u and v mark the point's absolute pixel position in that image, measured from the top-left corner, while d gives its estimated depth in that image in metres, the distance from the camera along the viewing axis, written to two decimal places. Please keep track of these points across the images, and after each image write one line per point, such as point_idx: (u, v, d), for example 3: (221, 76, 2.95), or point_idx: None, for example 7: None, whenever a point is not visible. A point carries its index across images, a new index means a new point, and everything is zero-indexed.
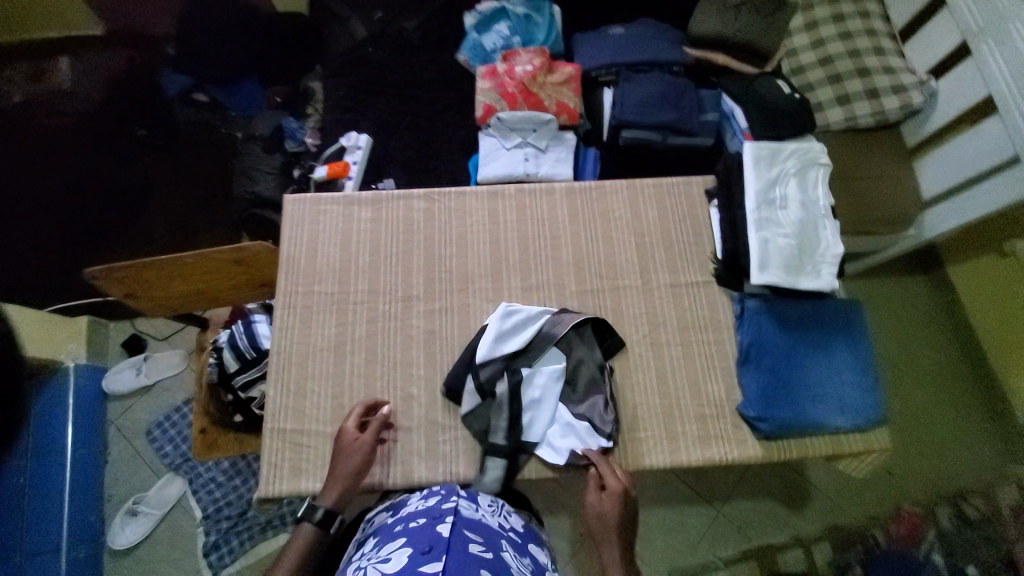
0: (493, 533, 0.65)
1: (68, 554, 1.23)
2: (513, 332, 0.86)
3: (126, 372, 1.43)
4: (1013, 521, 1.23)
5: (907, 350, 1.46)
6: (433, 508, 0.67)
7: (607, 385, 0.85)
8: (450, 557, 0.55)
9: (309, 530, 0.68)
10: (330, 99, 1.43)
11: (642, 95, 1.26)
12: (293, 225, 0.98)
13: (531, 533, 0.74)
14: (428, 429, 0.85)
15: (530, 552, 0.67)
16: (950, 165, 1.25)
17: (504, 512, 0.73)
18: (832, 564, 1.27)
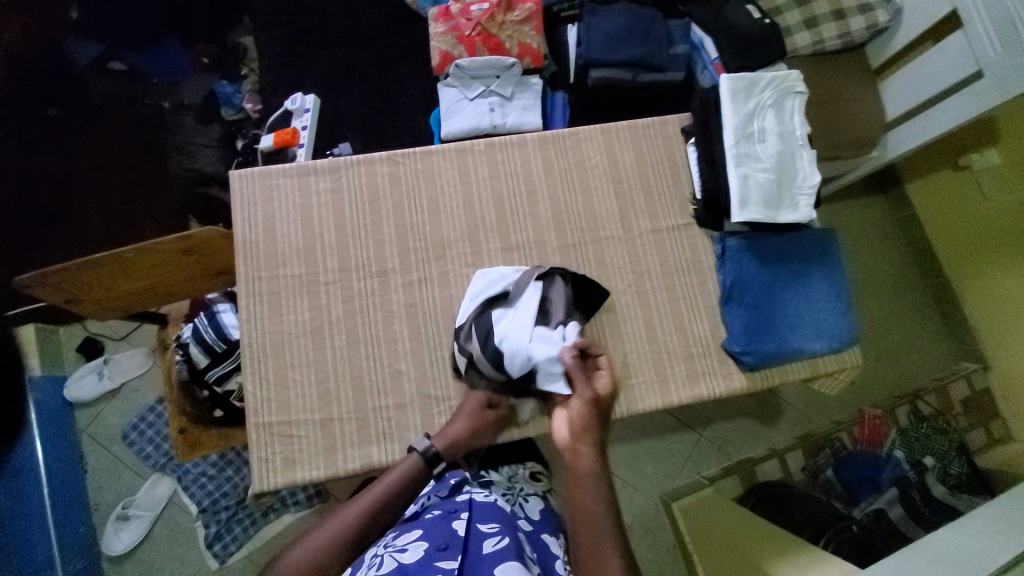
0: (508, 519, 0.68)
1: (63, 567, 1.17)
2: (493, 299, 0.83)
3: (88, 377, 1.35)
4: (960, 412, 1.37)
5: (868, 267, 1.54)
6: (449, 501, 0.69)
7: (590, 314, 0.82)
8: (468, 558, 0.58)
9: (410, 466, 0.72)
10: (265, 57, 1.28)
11: (608, 30, 1.18)
12: (244, 204, 0.89)
13: (546, 515, 0.77)
14: (421, 404, 0.83)
15: (543, 541, 0.70)
16: (913, 85, 1.26)
17: (518, 502, 0.77)
18: (805, 471, 1.36)
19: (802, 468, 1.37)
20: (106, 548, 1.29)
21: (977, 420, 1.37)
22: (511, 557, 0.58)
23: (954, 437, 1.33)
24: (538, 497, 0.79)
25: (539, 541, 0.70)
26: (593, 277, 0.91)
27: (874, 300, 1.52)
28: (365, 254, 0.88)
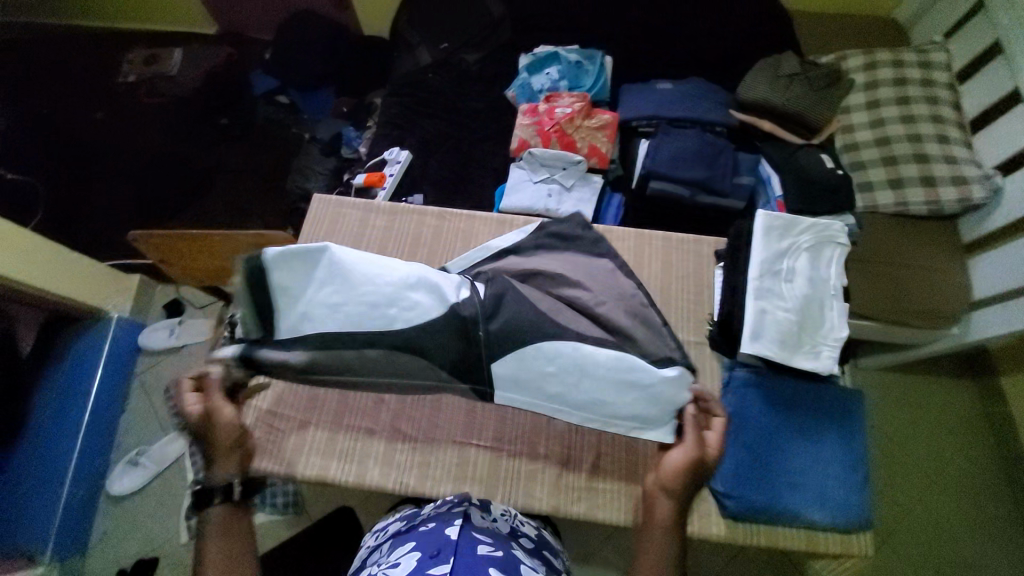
0: (502, 535, 0.71)
1: (70, 488, 1.33)
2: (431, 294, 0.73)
3: (161, 331, 1.57)
4: None
5: (939, 459, 1.35)
6: (444, 512, 0.74)
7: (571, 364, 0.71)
8: (458, 559, 0.61)
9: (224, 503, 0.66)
10: (384, 115, 1.55)
11: (675, 151, 1.27)
12: (314, 221, 1.06)
13: (544, 542, 0.79)
14: (390, 436, 0.87)
15: (544, 556, 0.73)
16: (1007, 268, 1.16)
17: (516, 522, 0.79)
18: None
19: None
20: (109, 486, 1.41)
21: None
22: (500, 564, 0.62)
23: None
24: (533, 526, 0.81)
25: (541, 556, 0.72)
26: None
27: (940, 499, 1.32)
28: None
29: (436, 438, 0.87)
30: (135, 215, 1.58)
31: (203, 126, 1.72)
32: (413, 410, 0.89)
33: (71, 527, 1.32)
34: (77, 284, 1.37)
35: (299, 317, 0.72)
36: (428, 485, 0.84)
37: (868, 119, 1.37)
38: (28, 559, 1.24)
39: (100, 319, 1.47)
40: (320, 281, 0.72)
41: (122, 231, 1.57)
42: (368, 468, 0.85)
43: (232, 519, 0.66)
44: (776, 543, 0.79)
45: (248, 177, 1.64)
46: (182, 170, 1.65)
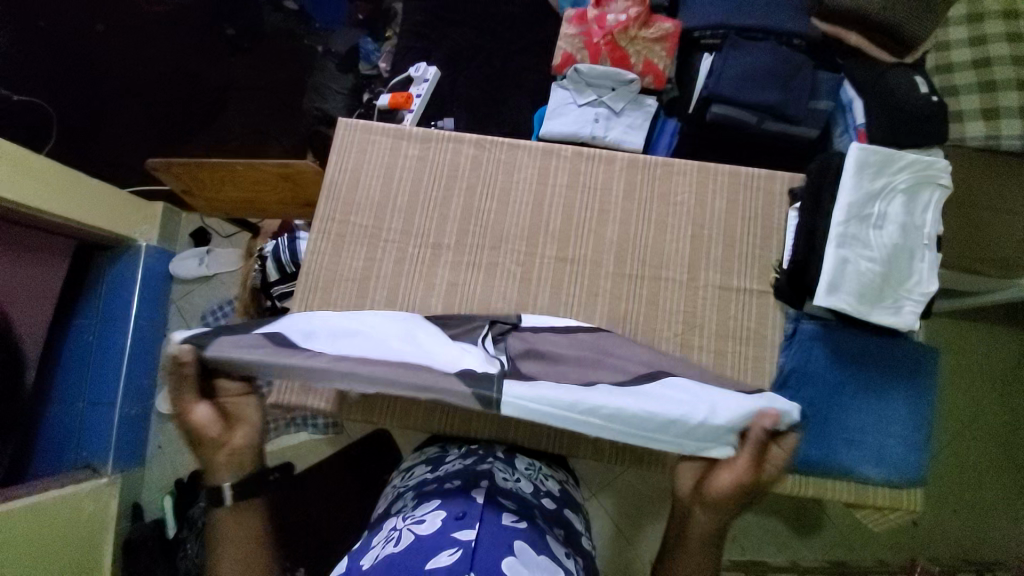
0: (526, 501, 0.71)
1: (122, 409, 1.39)
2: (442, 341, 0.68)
3: (190, 260, 1.56)
4: None
5: (982, 408, 1.34)
6: (468, 472, 0.73)
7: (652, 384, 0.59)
8: (483, 526, 0.61)
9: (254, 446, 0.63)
10: (407, 22, 1.37)
11: (744, 68, 1.10)
12: (342, 148, 0.97)
13: (567, 499, 0.80)
14: None
15: (566, 518, 0.74)
16: None
17: (541, 478, 0.80)
18: None
19: None
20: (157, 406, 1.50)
21: None
22: (523, 538, 0.62)
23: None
24: (557, 481, 0.83)
25: (561, 516, 0.73)
26: (639, 312, 0.87)
27: (976, 448, 1.32)
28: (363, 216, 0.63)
29: None
30: (150, 140, 1.50)
31: (206, 36, 1.55)
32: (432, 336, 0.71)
33: (127, 442, 1.41)
34: (101, 210, 1.34)
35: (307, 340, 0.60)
36: (474, 425, 0.86)
37: (968, 35, 1.16)
38: (93, 470, 1.34)
39: (130, 247, 1.46)
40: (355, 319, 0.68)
41: (137, 155, 1.49)
42: (413, 409, 0.88)
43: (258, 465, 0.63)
44: (825, 496, 0.79)
45: (266, 100, 1.54)
46: (191, 87, 1.52)
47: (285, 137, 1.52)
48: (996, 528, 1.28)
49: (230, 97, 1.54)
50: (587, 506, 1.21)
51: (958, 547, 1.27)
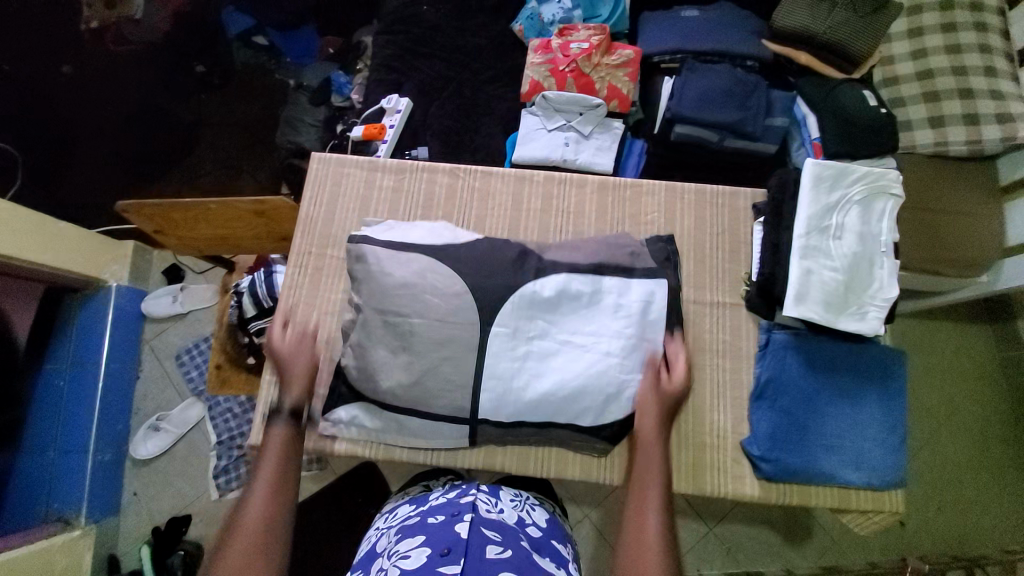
0: (511, 528, 0.71)
1: (95, 456, 1.35)
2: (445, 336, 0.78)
3: (163, 299, 1.53)
4: None
5: (953, 402, 1.39)
6: (452, 504, 0.73)
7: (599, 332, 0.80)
8: (468, 561, 0.61)
9: (284, 430, 0.74)
10: (378, 55, 1.40)
11: (703, 89, 1.15)
12: (315, 183, 0.97)
13: (554, 527, 0.79)
14: None
15: (552, 547, 0.73)
16: None
17: (527, 508, 0.79)
18: None
19: None
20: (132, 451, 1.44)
21: None
22: (511, 567, 0.61)
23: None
24: (544, 510, 0.82)
25: (548, 544, 0.73)
26: None
27: (950, 441, 1.37)
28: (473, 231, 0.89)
29: None
30: (118, 180, 1.47)
31: (175, 74, 1.55)
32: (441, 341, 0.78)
33: (100, 490, 1.36)
34: (70, 251, 1.32)
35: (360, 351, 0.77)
36: (458, 458, 0.85)
37: (909, 50, 1.24)
38: (65, 521, 1.29)
39: (100, 289, 1.43)
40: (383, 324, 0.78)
41: (105, 196, 1.47)
42: (395, 449, 0.86)
43: (288, 446, 0.73)
44: (809, 503, 0.80)
45: (239, 136, 1.54)
46: (162, 126, 1.52)
47: (258, 171, 1.51)
48: (975, 520, 1.33)
49: (202, 134, 1.53)
50: (578, 527, 1.20)
51: (942, 542, 1.31)
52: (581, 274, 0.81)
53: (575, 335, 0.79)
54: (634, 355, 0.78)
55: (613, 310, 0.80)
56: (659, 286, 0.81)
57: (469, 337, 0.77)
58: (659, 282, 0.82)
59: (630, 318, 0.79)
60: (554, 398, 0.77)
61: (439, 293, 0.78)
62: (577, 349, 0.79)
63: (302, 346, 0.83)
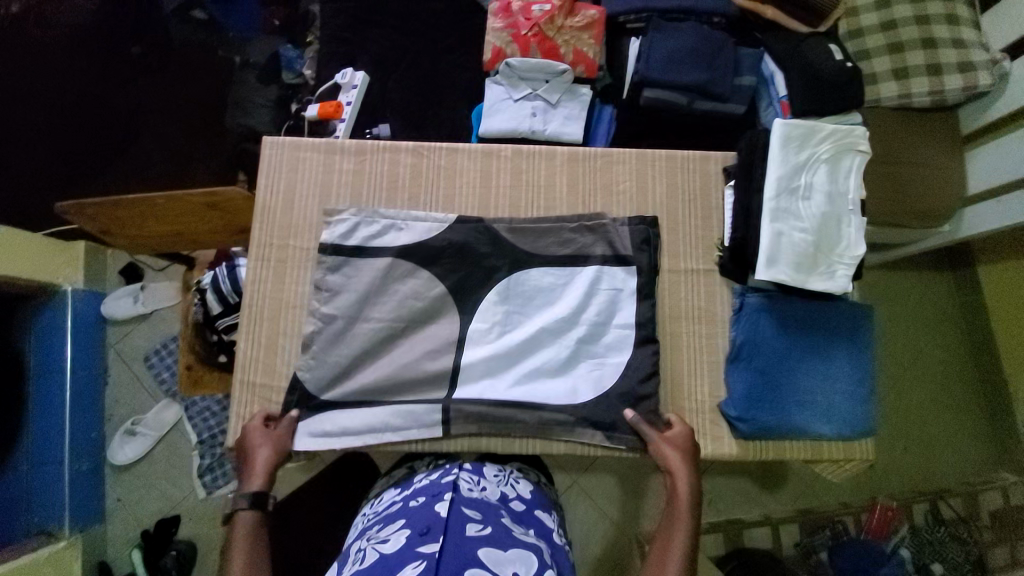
0: (492, 504, 0.71)
1: (70, 466, 1.31)
2: (418, 325, 0.85)
3: (124, 299, 1.46)
4: (990, 525, 1.31)
5: (914, 348, 1.48)
6: (434, 484, 0.73)
7: (563, 315, 0.84)
8: (448, 538, 0.61)
9: (251, 518, 0.70)
10: (327, 26, 1.30)
11: (669, 50, 1.12)
12: (270, 169, 0.91)
13: (539, 499, 0.80)
14: None
15: (535, 518, 0.74)
16: (1002, 161, 1.17)
17: (510, 482, 0.80)
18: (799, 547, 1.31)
19: (796, 542, 1.31)
20: (111, 456, 1.40)
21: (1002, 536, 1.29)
22: (490, 542, 0.62)
23: (975, 550, 1.29)
24: (529, 482, 0.83)
25: (532, 518, 0.74)
26: None
27: (912, 385, 1.47)
28: (442, 214, 0.89)
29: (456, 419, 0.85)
30: (53, 176, 1.36)
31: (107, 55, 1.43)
32: (428, 332, 0.84)
33: (82, 500, 1.32)
34: (17, 257, 1.25)
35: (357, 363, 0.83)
36: (443, 443, 0.83)
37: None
38: (49, 535, 1.26)
39: (56, 295, 1.37)
40: (376, 336, 0.84)
41: (44, 195, 1.36)
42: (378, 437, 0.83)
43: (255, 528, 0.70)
44: (786, 457, 0.83)
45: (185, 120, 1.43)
46: (99, 115, 1.40)
47: (211, 159, 1.42)
48: (937, 455, 1.44)
49: (144, 121, 1.42)
50: (567, 493, 1.24)
51: (907, 478, 1.42)
52: (554, 267, 0.87)
53: (546, 321, 0.84)
54: (606, 338, 0.84)
55: (580, 290, 0.85)
56: (628, 275, 0.86)
57: (449, 331, 0.84)
58: (629, 271, 0.86)
59: (597, 301, 0.85)
60: (530, 375, 0.82)
61: (402, 319, 0.84)
62: (550, 337, 0.83)
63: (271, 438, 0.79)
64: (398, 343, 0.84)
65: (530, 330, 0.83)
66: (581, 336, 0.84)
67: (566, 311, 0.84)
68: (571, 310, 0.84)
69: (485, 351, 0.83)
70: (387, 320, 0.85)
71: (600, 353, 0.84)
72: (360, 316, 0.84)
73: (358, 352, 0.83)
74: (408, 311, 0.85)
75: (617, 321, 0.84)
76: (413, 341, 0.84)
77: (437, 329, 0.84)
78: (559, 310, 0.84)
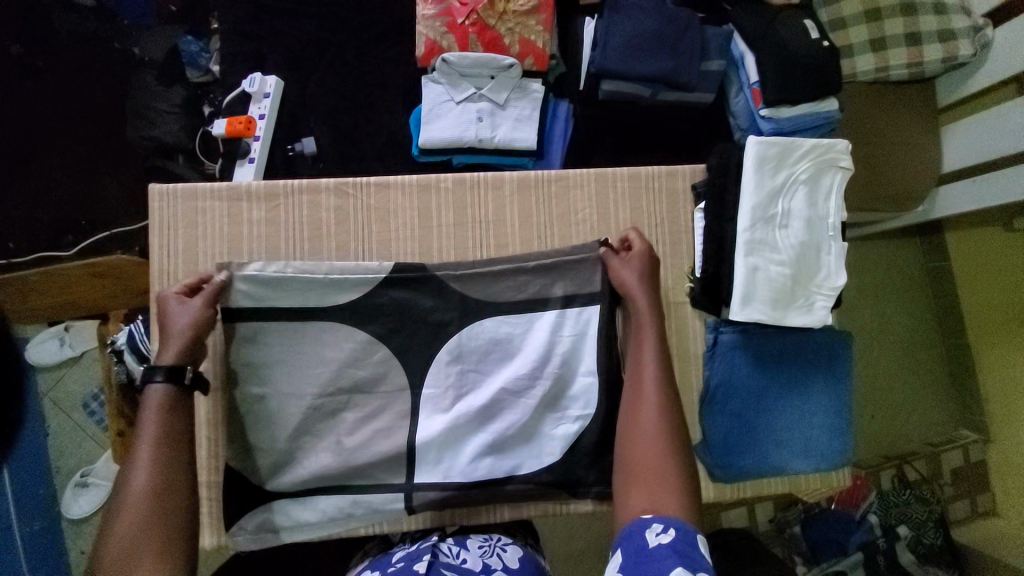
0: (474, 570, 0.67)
1: (21, 529, 1.16)
2: (363, 405, 0.75)
3: (50, 343, 1.27)
4: (950, 483, 1.36)
5: (883, 320, 1.47)
6: (414, 552, 0.70)
7: (524, 375, 0.75)
8: None
9: (162, 391, 0.64)
10: (226, 17, 1.09)
11: (630, 35, 0.98)
12: (165, 227, 0.77)
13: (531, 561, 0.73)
14: None
15: None
16: (978, 137, 1.09)
17: (496, 552, 0.72)
18: (773, 522, 1.36)
19: (770, 519, 1.36)
20: (67, 512, 1.26)
21: (963, 491, 1.35)
22: None
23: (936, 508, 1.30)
24: (518, 545, 0.75)
25: None
26: None
27: (881, 356, 1.47)
28: (376, 263, 0.76)
29: None
30: None
31: None
32: (377, 402, 0.75)
33: (42, 564, 1.18)
34: None
35: (293, 451, 0.74)
36: (404, 521, 0.77)
37: None
38: None
39: None
40: (314, 417, 0.74)
41: None
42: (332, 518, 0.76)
43: (165, 411, 0.64)
44: (763, 493, 0.81)
45: (76, 136, 1.21)
46: None
47: (118, 171, 1.21)
48: (905, 421, 1.45)
49: (39, 133, 1.20)
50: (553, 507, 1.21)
51: (875, 444, 1.44)
52: (509, 315, 0.77)
53: (505, 381, 0.75)
54: (572, 389, 0.76)
55: (541, 344, 0.76)
56: (591, 316, 0.76)
57: (399, 401, 0.75)
58: (592, 311, 0.76)
59: (560, 354, 0.75)
60: (490, 444, 0.74)
61: (343, 393, 0.75)
62: (511, 396, 0.75)
63: (190, 304, 0.69)
64: (337, 417, 0.74)
65: (487, 391, 0.75)
66: (545, 395, 0.75)
67: (524, 370, 0.75)
68: (531, 368, 0.75)
69: (441, 420, 0.75)
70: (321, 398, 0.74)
71: (566, 408, 0.76)
72: (294, 393, 0.74)
73: (298, 436, 0.74)
74: (348, 385, 0.75)
75: (585, 373, 0.76)
76: (360, 420, 0.75)
77: (386, 398, 0.75)
78: (519, 368, 0.75)
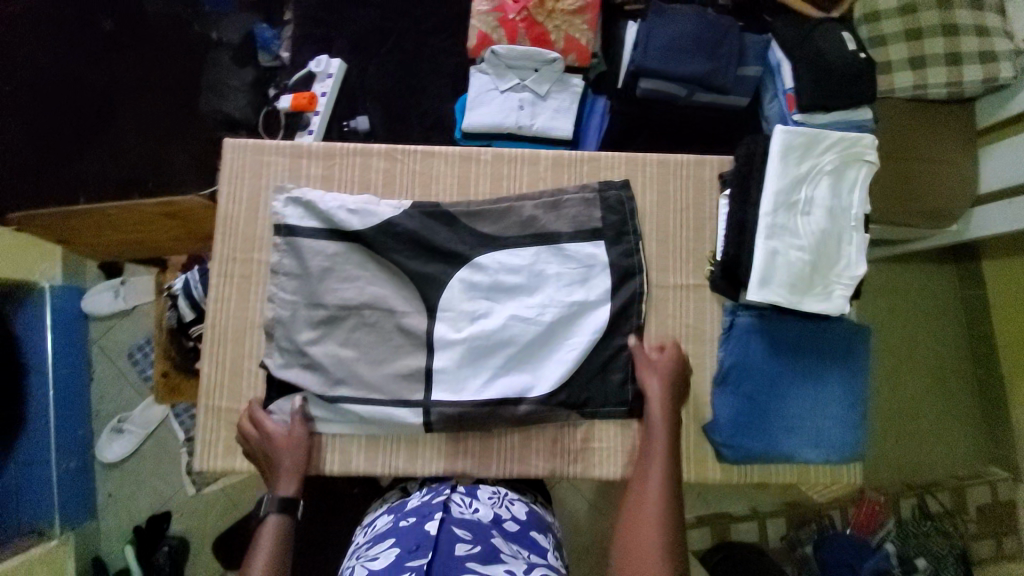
0: (483, 524, 0.70)
1: (58, 464, 1.26)
2: (389, 349, 0.80)
3: (105, 294, 1.39)
4: (974, 519, 1.31)
5: (912, 342, 1.44)
6: (424, 505, 0.73)
7: (533, 299, 0.80)
8: (436, 556, 0.63)
9: (277, 522, 0.72)
10: (300, 5, 1.21)
11: (670, 37, 1.03)
12: (232, 175, 0.86)
13: (534, 519, 0.77)
14: (369, 444, 0.82)
15: (529, 539, 0.72)
16: (1019, 159, 1.08)
17: (506, 504, 0.77)
18: (783, 537, 1.33)
19: (781, 536, 1.33)
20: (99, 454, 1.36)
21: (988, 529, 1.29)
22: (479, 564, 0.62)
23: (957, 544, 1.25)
24: (524, 502, 0.80)
25: (526, 538, 0.71)
26: None
27: (907, 379, 1.43)
28: (397, 201, 0.83)
29: (422, 441, 0.82)
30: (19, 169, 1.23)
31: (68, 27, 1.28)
32: (398, 338, 0.80)
33: (73, 495, 1.29)
34: None
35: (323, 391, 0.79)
36: (419, 465, 0.82)
37: None
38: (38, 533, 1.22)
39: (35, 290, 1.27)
40: (345, 359, 0.80)
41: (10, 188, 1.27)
42: (353, 455, 0.82)
43: (282, 541, 0.71)
44: (770, 480, 0.82)
45: None
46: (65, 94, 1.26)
47: None
48: (930, 448, 1.40)
49: None
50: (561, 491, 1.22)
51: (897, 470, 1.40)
52: (517, 248, 0.82)
53: (516, 309, 0.79)
54: (579, 314, 0.80)
55: (552, 276, 0.81)
56: (596, 248, 0.82)
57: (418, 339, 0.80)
58: (597, 244, 0.82)
59: (568, 283, 0.81)
60: (498, 367, 0.79)
61: (374, 329, 0.81)
62: (522, 323, 0.79)
63: (288, 430, 0.78)
64: (362, 349, 0.80)
65: (498, 317, 0.79)
66: (552, 321, 0.79)
67: (535, 295, 0.80)
68: (540, 295, 0.80)
69: (454, 362, 0.79)
70: (352, 339, 0.81)
71: (573, 334, 0.80)
72: (331, 334, 0.80)
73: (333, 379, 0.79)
74: (377, 327, 0.80)
75: (591, 298, 0.80)
76: (384, 362, 0.80)
77: (404, 314, 0.80)
78: (529, 297, 0.80)
